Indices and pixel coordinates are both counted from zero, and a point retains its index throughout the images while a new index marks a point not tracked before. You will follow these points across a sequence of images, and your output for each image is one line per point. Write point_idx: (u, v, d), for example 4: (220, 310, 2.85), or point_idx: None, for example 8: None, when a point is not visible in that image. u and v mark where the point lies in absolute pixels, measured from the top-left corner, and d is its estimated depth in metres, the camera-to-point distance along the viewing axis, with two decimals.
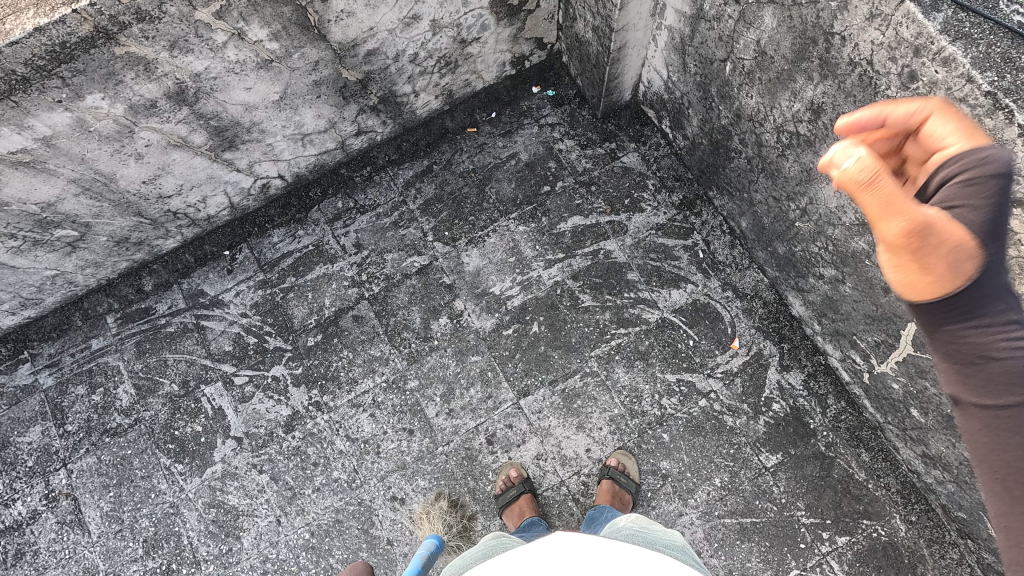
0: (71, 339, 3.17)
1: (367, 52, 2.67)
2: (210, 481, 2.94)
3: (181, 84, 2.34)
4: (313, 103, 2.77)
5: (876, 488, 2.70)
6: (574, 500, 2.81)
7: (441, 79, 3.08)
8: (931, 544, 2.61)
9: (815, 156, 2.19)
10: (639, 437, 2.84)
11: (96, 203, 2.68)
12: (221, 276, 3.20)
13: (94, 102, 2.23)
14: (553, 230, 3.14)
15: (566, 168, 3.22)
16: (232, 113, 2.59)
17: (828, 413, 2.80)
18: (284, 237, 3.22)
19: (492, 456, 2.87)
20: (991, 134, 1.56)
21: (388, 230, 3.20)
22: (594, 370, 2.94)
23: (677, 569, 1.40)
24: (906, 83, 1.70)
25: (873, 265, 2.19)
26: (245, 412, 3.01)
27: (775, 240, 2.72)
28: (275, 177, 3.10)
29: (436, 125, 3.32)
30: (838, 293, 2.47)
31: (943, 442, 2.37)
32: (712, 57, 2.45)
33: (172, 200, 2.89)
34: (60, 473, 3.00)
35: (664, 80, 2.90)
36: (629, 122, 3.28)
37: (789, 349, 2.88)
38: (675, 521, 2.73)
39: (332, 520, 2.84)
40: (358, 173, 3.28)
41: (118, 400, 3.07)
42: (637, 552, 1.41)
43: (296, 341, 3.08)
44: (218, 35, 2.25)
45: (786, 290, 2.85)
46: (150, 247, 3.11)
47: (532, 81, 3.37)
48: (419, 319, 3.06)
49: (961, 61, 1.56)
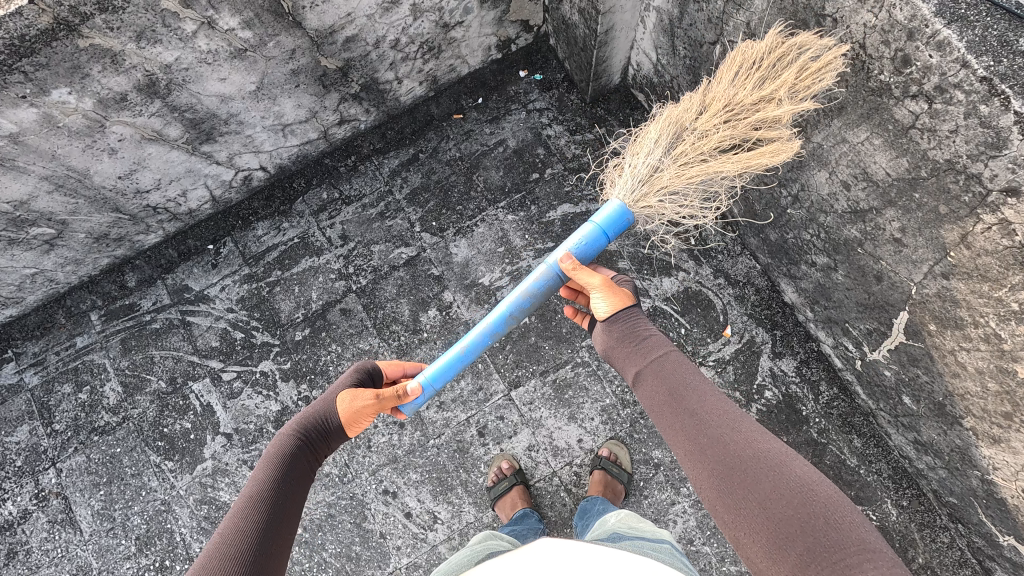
0: (55, 337, 3.12)
1: (345, 38, 2.58)
2: (201, 478, 2.92)
3: (152, 76, 2.27)
4: (291, 93, 2.69)
5: (868, 474, 2.70)
6: (566, 490, 2.80)
7: (425, 65, 3.00)
8: (922, 528, 2.63)
9: (807, 142, 2.13)
10: (631, 426, 2.83)
11: (71, 200, 2.62)
12: (206, 271, 3.14)
13: (60, 96, 2.16)
14: (543, 218, 3.08)
15: (555, 155, 3.15)
16: (207, 104, 2.51)
17: (820, 400, 2.78)
18: (268, 230, 3.16)
19: (484, 448, 2.86)
20: (987, 121, 1.51)
21: (374, 221, 3.13)
22: (585, 360, 2.91)
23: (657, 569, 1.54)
24: (900, 68, 1.65)
25: (865, 253, 2.15)
26: (234, 408, 2.98)
27: (767, 227, 2.67)
28: (257, 169, 3.03)
29: (421, 112, 3.24)
30: (830, 280, 2.43)
31: (934, 430, 2.35)
32: (701, 39, 2.37)
33: (150, 195, 2.82)
34: (49, 472, 2.97)
35: (653, 63, 2.82)
36: (619, 106, 3.20)
37: (781, 336, 2.86)
38: (667, 510, 2.73)
39: (325, 515, 2.84)
40: (342, 163, 3.21)
41: (105, 399, 3.04)
42: (618, 555, 1.58)
43: (283, 336, 3.04)
44: (188, 25, 2.16)
45: (778, 277, 2.81)
46: (131, 242, 3.04)
47: (520, 65, 3.28)
48: (408, 312, 3.02)
49: (955, 46, 1.50)
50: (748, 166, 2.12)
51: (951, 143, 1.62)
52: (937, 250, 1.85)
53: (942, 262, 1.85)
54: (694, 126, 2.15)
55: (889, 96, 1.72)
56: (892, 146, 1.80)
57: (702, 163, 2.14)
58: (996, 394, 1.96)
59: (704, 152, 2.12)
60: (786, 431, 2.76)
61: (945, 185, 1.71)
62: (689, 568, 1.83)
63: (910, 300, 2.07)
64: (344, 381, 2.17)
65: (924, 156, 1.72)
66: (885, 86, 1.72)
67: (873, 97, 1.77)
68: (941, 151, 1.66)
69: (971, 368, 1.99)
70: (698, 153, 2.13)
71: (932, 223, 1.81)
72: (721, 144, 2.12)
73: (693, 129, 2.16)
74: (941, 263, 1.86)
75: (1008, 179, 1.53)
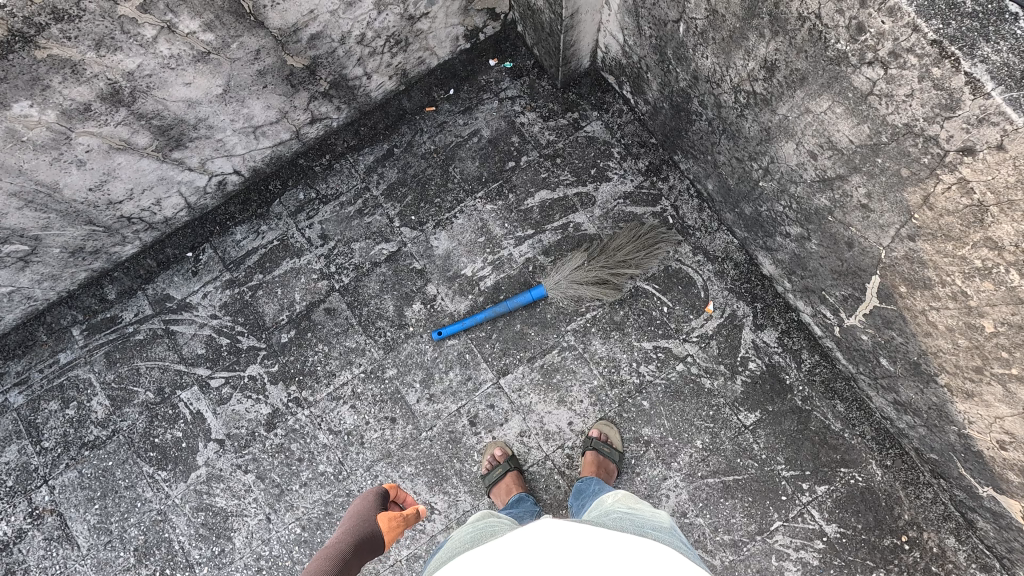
0: (38, 354, 3.09)
1: (310, 36, 2.57)
2: (196, 486, 2.92)
3: (114, 84, 2.26)
4: (260, 94, 2.68)
5: (852, 437, 2.76)
6: (559, 473, 2.84)
7: (393, 58, 2.98)
8: (906, 486, 2.71)
9: (773, 114, 2.17)
10: (620, 406, 2.86)
11: (42, 214, 2.59)
12: (186, 279, 3.12)
13: (22, 110, 2.16)
14: (521, 206, 3.09)
15: (530, 142, 3.16)
16: (174, 110, 2.50)
17: (803, 367, 2.84)
18: (247, 234, 3.14)
19: (476, 437, 2.88)
20: (939, 83, 1.58)
21: (353, 218, 3.13)
22: (572, 344, 2.94)
23: (651, 560, 1.63)
24: (855, 36, 1.69)
25: (837, 220, 2.20)
26: (224, 414, 2.98)
27: (741, 201, 2.70)
28: (231, 173, 3.00)
29: (393, 106, 3.22)
30: (805, 250, 2.49)
31: (912, 389, 2.43)
32: (665, 18, 2.39)
33: (123, 205, 2.79)
34: (42, 490, 2.96)
35: (620, 45, 2.84)
36: (590, 90, 3.21)
37: (762, 308, 2.90)
38: (660, 485, 2.78)
39: (322, 513, 2.85)
40: (317, 162, 3.18)
41: (93, 413, 3.02)
42: (618, 543, 1.66)
43: (269, 339, 3.04)
44: (147, 30, 2.15)
45: (755, 250, 2.85)
46: (107, 254, 3.01)
47: (489, 54, 3.27)
48: (392, 307, 3.03)
49: (906, 10, 1.55)
50: (606, 295, 2.92)
51: (908, 107, 1.68)
52: (902, 213, 1.92)
53: (907, 224, 1.92)
54: (588, 263, 2.92)
55: (847, 64, 1.77)
56: (853, 113, 1.85)
57: (583, 286, 2.91)
58: (967, 350, 2.05)
59: (588, 279, 2.91)
60: (770, 401, 2.82)
61: (906, 148, 1.77)
62: (688, 549, 1.92)
63: (881, 264, 2.14)
64: (367, 508, 2.34)
65: (883, 122, 1.77)
66: (842, 55, 1.76)
67: (832, 66, 1.82)
68: (900, 116, 1.72)
69: (942, 326, 2.07)
70: (585, 280, 2.91)
71: (895, 186, 1.87)
72: (598, 277, 2.91)
73: (589, 263, 2.92)
74: (907, 226, 1.93)
75: (964, 139, 1.61)
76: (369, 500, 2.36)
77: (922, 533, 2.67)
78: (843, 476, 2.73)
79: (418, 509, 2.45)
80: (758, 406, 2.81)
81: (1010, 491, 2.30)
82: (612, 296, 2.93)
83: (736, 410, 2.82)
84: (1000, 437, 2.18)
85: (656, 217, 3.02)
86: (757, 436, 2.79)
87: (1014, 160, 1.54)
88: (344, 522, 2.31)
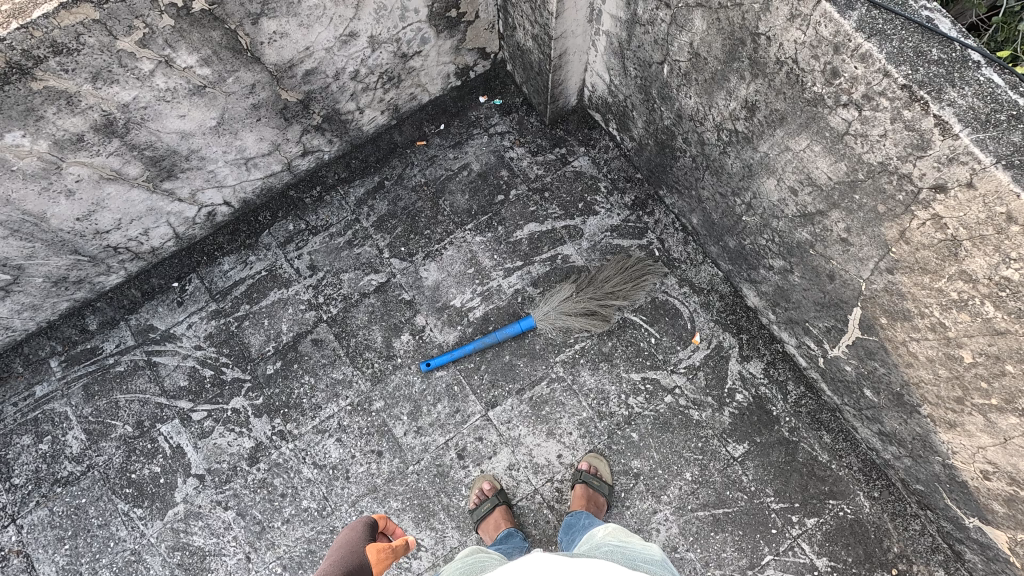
0: (13, 387, 3.01)
1: (305, 72, 2.63)
2: (172, 524, 2.82)
3: (109, 115, 2.28)
4: (254, 126, 2.71)
5: (839, 468, 2.77)
6: (548, 507, 2.80)
7: (386, 94, 3.05)
8: (895, 517, 2.71)
9: (754, 151, 2.26)
10: (609, 437, 2.85)
11: (27, 243, 2.57)
12: (171, 309, 3.08)
13: (14, 140, 2.16)
14: (509, 238, 3.13)
15: (519, 175, 3.22)
16: (167, 142, 2.52)
17: (790, 398, 2.86)
18: (234, 264, 3.13)
19: (464, 471, 2.83)
20: (911, 124, 1.66)
21: (343, 249, 3.14)
22: (560, 376, 2.94)
23: None
24: (830, 79, 1.79)
25: (817, 253, 2.27)
26: (206, 448, 2.90)
27: (725, 235, 2.78)
28: (221, 204, 3.01)
29: (384, 140, 3.28)
30: (788, 282, 2.55)
31: (895, 419, 2.47)
32: (650, 59, 2.50)
33: (111, 235, 2.77)
34: (9, 530, 2.83)
35: (606, 84, 2.94)
36: (577, 126, 3.31)
37: (747, 339, 2.94)
38: (650, 519, 2.75)
39: (305, 552, 2.77)
40: (307, 194, 3.21)
41: (68, 447, 2.92)
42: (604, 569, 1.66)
43: (254, 370, 2.99)
44: (145, 64, 2.20)
45: (740, 282, 2.91)
46: (91, 284, 2.97)
47: (478, 91, 3.36)
48: (380, 338, 3.01)
49: (877, 57, 1.66)
50: (594, 326, 2.95)
51: (882, 146, 1.77)
52: (880, 247, 1.99)
53: (886, 258, 1.99)
54: (577, 295, 2.95)
55: (823, 106, 1.87)
56: (831, 152, 1.94)
57: (571, 317, 2.93)
58: (947, 380, 2.10)
59: (576, 310, 2.93)
60: (758, 432, 2.83)
61: (881, 185, 1.85)
62: None
63: (862, 296, 2.20)
64: (355, 537, 2.30)
65: (860, 160, 1.86)
66: (818, 97, 1.86)
67: (810, 107, 1.91)
68: (874, 154, 1.81)
69: (922, 357, 2.12)
70: (573, 311, 2.93)
71: (873, 221, 1.95)
72: (587, 308, 2.93)
73: (577, 294, 2.95)
74: (884, 259, 2.00)
75: (936, 177, 1.69)
76: (358, 530, 2.33)
77: (912, 566, 2.66)
78: (832, 509, 2.73)
79: (409, 540, 2.41)
80: (746, 437, 2.82)
81: (996, 522, 2.33)
82: (599, 327, 2.95)
83: (724, 442, 2.82)
84: (983, 467, 2.20)
85: (642, 250, 3.08)
86: (746, 468, 2.79)
87: (984, 197, 1.61)
88: (333, 553, 2.24)
